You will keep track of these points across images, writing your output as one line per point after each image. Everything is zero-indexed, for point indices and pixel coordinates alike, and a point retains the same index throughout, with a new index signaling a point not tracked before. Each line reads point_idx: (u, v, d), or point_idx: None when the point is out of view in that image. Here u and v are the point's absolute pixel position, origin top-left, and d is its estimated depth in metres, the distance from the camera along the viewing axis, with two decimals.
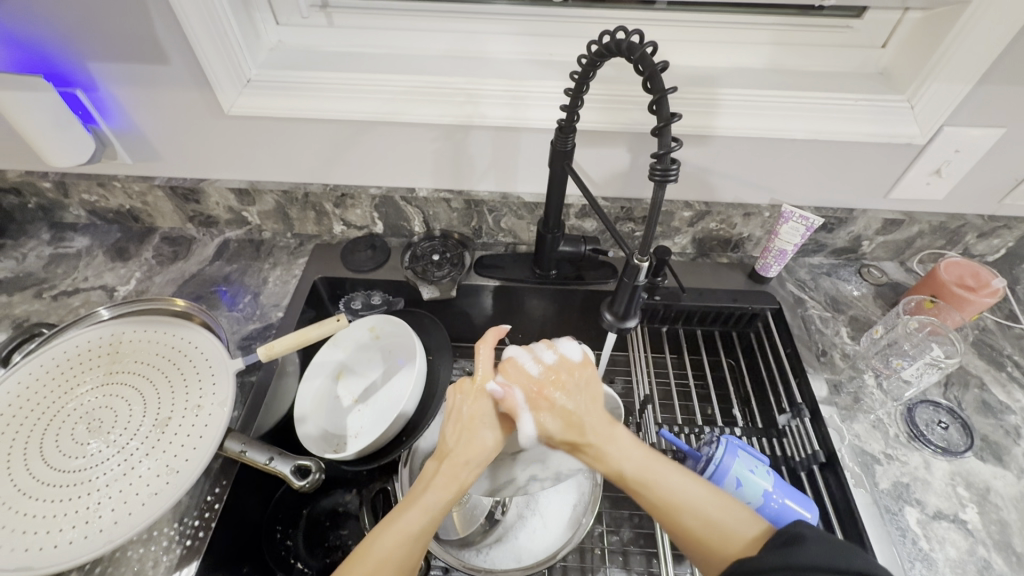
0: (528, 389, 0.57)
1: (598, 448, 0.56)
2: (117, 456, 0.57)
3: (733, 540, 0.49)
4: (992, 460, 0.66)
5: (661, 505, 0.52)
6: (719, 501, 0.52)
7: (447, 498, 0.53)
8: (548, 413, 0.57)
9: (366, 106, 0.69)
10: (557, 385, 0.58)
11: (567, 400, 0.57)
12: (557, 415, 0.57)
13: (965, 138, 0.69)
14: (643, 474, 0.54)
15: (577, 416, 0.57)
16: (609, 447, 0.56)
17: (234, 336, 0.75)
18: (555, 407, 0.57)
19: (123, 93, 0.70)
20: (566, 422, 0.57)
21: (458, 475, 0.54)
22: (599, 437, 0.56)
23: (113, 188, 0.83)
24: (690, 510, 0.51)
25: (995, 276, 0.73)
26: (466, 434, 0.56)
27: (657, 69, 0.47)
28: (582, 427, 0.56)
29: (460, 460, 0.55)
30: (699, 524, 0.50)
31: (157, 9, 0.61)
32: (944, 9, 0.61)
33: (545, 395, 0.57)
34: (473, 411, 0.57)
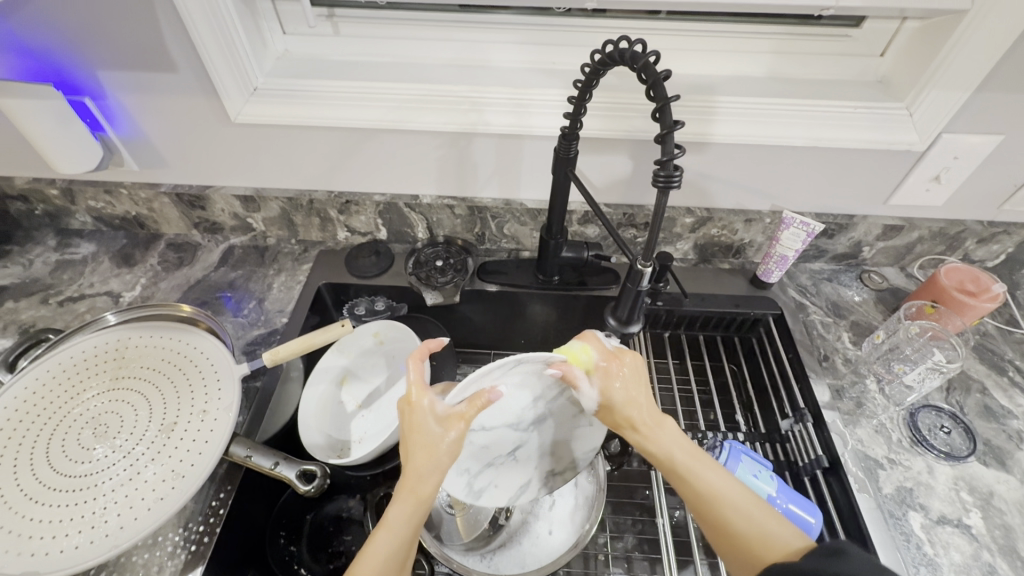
0: (598, 362, 0.54)
1: (649, 431, 0.53)
2: (123, 461, 0.57)
3: (773, 544, 0.47)
4: (995, 464, 0.66)
5: (705, 496, 0.51)
6: (763, 505, 0.51)
7: (410, 514, 0.48)
8: (616, 389, 0.53)
9: (371, 114, 0.70)
10: (624, 364, 0.54)
11: (631, 376, 0.54)
12: (619, 392, 0.53)
13: (964, 145, 0.70)
14: (691, 466, 0.52)
15: (638, 398, 0.54)
16: (658, 432, 0.54)
17: (238, 342, 0.76)
18: (619, 384, 0.53)
19: (131, 100, 0.71)
20: (626, 402, 0.53)
21: (414, 488, 0.48)
22: (652, 420, 0.54)
23: (120, 195, 0.84)
24: (733, 507, 0.50)
25: (995, 281, 0.74)
26: (414, 448, 0.49)
27: (660, 77, 0.48)
28: (639, 409, 0.53)
29: (412, 476, 0.49)
30: (743, 523, 0.49)
31: (167, 20, 0.62)
32: (940, 19, 0.62)
33: (614, 369, 0.54)
34: (415, 422, 0.49)
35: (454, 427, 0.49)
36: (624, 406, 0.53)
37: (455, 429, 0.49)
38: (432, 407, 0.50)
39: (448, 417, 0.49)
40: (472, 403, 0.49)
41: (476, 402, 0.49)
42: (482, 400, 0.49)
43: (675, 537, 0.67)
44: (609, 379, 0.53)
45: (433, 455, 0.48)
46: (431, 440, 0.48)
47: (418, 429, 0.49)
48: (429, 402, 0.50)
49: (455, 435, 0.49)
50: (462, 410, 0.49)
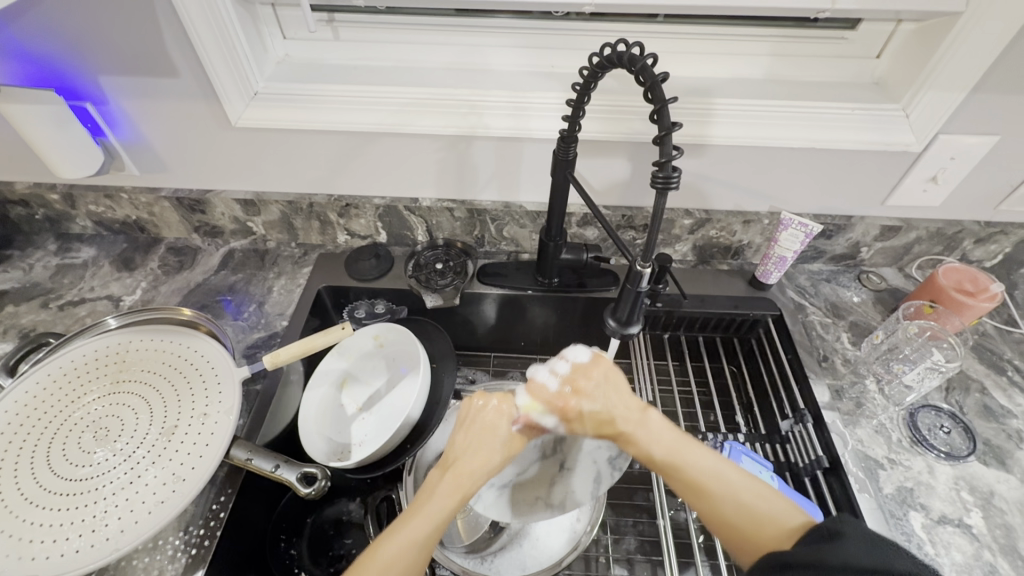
0: (551, 406, 0.55)
1: (629, 434, 0.54)
2: (124, 465, 0.57)
3: (769, 526, 0.47)
4: (994, 464, 0.66)
5: (694, 483, 0.51)
6: (756, 486, 0.51)
7: (452, 510, 0.51)
8: (580, 423, 0.55)
9: (370, 118, 0.71)
10: (579, 395, 0.55)
11: (596, 397, 0.55)
12: (584, 421, 0.55)
13: (961, 145, 0.70)
14: (677, 458, 0.53)
15: (606, 413, 0.55)
16: (640, 432, 0.54)
17: (238, 345, 0.76)
18: (580, 416, 0.55)
19: (131, 105, 0.72)
20: (597, 420, 0.55)
21: (464, 486, 0.52)
22: (630, 425, 0.55)
23: (120, 199, 0.84)
24: (722, 492, 0.50)
25: (993, 280, 0.74)
26: (477, 447, 0.54)
27: (658, 79, 0.48)
28: (612, 421, 0.55)
29: (467, 474, 0.53)
30: (732, 508, 0.49)
31: (169, 26, 0.63)
32: (935, 22, 0.63)
33: (569, 408, 0.54)
34: (488, 427, 0.55)
35: (514, 441, 0.55)
36: (596, 425, 0.55)
37: (513, 446, 0.55)
38: (507, 420, 0.55)
39: (509, 435, 0.55)
40: (530, 425, 0.55)
41: (532, 425, 0.55)
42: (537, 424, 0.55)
43: (676, 538, 0.67)
44: (570, 417, 0.55)
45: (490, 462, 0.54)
46: (496, 449, 0.54)
47: (492, 433, 0.55)
48: (509, 413, 0.56)
49: (511, 451, 0.55)
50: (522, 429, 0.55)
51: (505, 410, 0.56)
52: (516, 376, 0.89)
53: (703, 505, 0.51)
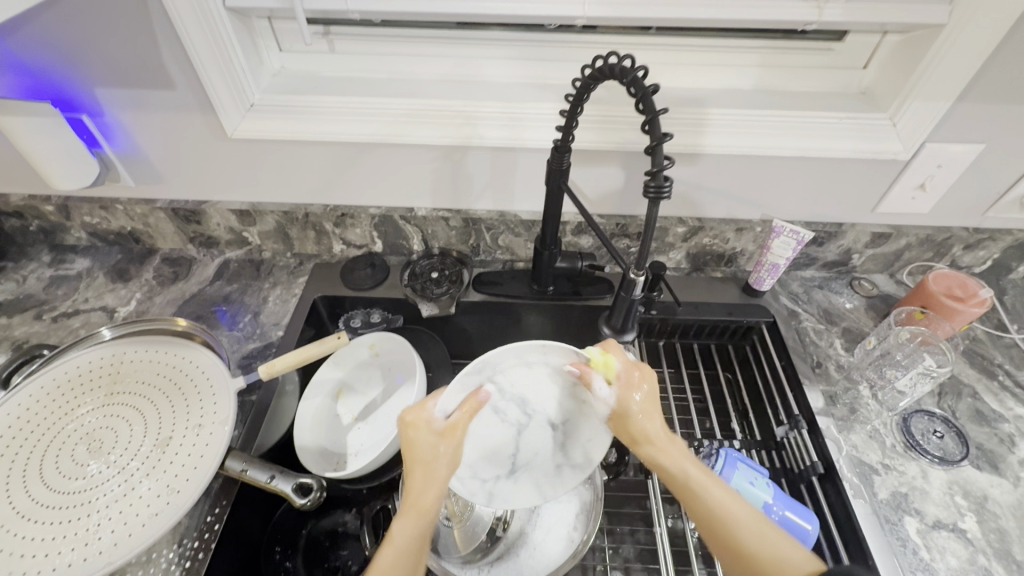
0: (620, 370, 0.56)
1: (663, 445, 0.55)
2: (117, 477, 0.57)
3: (783, 564, 0.47)
4: (987, 468, 0.66)
5: (716, 512, 0.51)
6: (773, 525, 0.51)
7: (415, 527, 0.50)
8: (635, 399, 0.55)
9: (366, 129, 0.71)
10: (645, 376, 0.56)
11: (654, 386, 0.56)
12: (638, 400, 0.55)
13: (948, 153, 0.72)
14: (702, 484, 0.53)
15: (657, 407, 0.56)
16: (672, 448, 0.55)
17: (234, 355, 0.76)
18: (638, 395, 0.55)
19: (127, 117, 0.72)
20: (643, 412, 0.55)
21: (417, 500, 0.50)
22: (666, 436, 0.55)
23: (115, 210, 0.84)
24: (740, 523, 0.50)
25: (982, 286, 0.75)
26: (415, 461, 0.52)
27: (648, 91, 0.49)
28: (656, 421, 0.56)
29: (416, 490, 0.51)
30: (752, 540, 0.49)
31: (166, 40, 0.63)
32: (920, 33, 0.64)
33: (636, 379, 0.56)
34: (416, 437, 0.52)
35: (450, 438, 0.53)
36: (640, 415, 0.55)
37: (452, 440, 0.53)
38: (432, 421, 0.53)
39: (445, 429, 0.53)
40: (466, 409, 0.54)
41: (467, 408, 0.55)
42: (474, 404, 0.55)
43: (673, 546, 0.67)
44: (629, 388, 0.55)
45: (433, 466, 0.52)
46: (432, 453, 0.52)
47: (418, 445, 0.52)
48: (428, 417, 0.53)
49: (452, 446, 0.53)
50: (457, 420, 0.54)
51: (426, 417, 0.53)
52: None
53: (720, 535, 0.50)
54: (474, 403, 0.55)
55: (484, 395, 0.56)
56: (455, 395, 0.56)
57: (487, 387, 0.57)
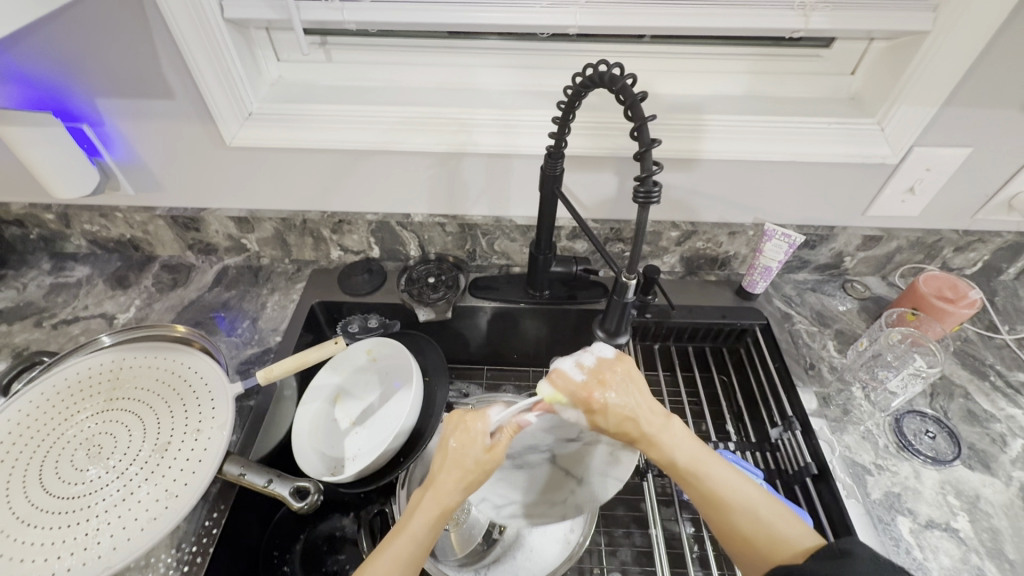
0: (574, 397, 0.52)
1: (652, 437, 0.53)
2: (116, 482, 0.57)
3: (782, 544, 0.48)
4: (979, 468, 0.67)
5: (710, 495, 0.51)
6: (772, 503, 0.51)
7: (433, 525, 0.51)
8: (603, 416, 0.53)
9: (362, 136, 0.72)
10: (603, 388, 0.53)
11: (621, 393, 0.53)
12: (607, 416, 0.53)
13: (936, 156, 0.73)
14: (696, 469, 0.52)
15: (630, 412, 0.53)
16: (664, 436, 0.54)
17: (232, 361, 0.76)
18: (602, 411, 0.52)
19: (127, 126, 0.73)
20: (619, 418, 0.53)
21: (443, 499, 0.51)
22: (654, 427, 0.54)
23: (115, 218, 0.85)
24: (738, 508, 0.50)
25: (972, 287, 0.76)
26: (452, 464, 0.52)
27: (637, 98, 0.50)
28: (635, 421, 0.53)
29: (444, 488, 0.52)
30: (747, 521, 0.50)
31: (166, 52, 0.65)
32: (906, 39, 0.66)
33: (593, 401, 0.52)
34: (461, 442, 0.53)
35: (492, 455, 0.52)
36: (617, 424, 0.53)
37: (492, 460, 0.52)
38: (481, 434, 0.53)
39: (490, 449, 0.52)
40: (506, 432, 0.52)
41: (508, 429, 0.53)
42: (518, 427, 0.53)
43: (669, 548, 0.67)
44: (592, 410, 0.52)
45: (468, 473, 0.52)
46: (471, 462, 0.52)
47: (463, 451, 0.52)
48: (481, 429, 0.53)
49: (493, 465, 0.52)
50: (498, 438, 0.52)
51: (478, 431, 0.53)
52: (510, 389, 0.89)
53: (716, 518, 0.51)
54: (519, 425, 0.53)
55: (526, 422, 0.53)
56: (500, 411, 0.54)
57: (526, 415, 0.53)
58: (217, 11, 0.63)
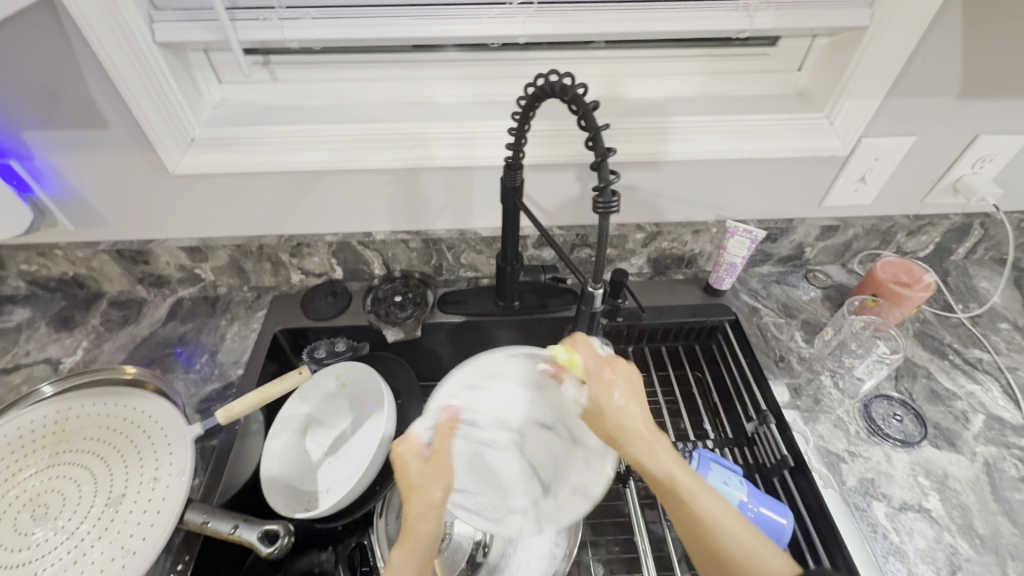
0: (588, 368, 0.53)
1: (651, 447, 0.51)
2: (66, 543, 0.53)
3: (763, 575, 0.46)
4: (946, 446, 0.69)
5: (702, 521, 0.49)
6: (751, 527, 0.49)
7: (413, 552, 0.50)
8: (609, 397, 0.53)
9: (315, 156, 0.70)
10: (614, 372, 0.54)
11: (623, 388, 0.54)
12: (610, 402, 0.53)
13: (882, 147, 0.75)
14: (694, 490, 0.50)
15: (633, 411, 0.53)
16: (661, 450, 0.52)
17: (191, 400, 0.72)
18: (609, 394, 0.53)
19: (61, 159, 0.69)
20: (620, 413, 0.53)
21: (414, 528, 0.50)
22: (652, 437, 0.52)
23: (55, 256, 0.79)
24: (728, 537, 0.48)
25: (926, 271, 0.79)
26: (408, 488, 0.51)
27: (588, 107, 0.49)
28: (636, 420, 0.53)
29: (412, 516, 0.50)
30: (738, 553, 0.47)
31: (98, 84, 0.62)
32: (845, 36, 0.68)
33: (604, 379, 0.53)
34: (404, 468, 0.51)
35: (432, 467, 0.50)
36: (618, 417, 0.52)
37: (440, 466, 0.50)
38: (420, 448, 0.52)
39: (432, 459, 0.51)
40: (442, 435, 0.52)
41: (444, 430, 0.52)
42: (449, 424, 0.52)
43: (656, 551, 0.66)
44: (601, 386, 0.53)
45: (424, 495, 0.50)
46: (420, 481, 0.50)
47: (408, 473, 0.51)
48: (416, 445, 0.52)
49: (440, 472, 0.50)
50: (438, 443, 0.52)
51: (415, 450, 0.52)
52: None
53: (705, 544, 0.48)
54: (450, 419, 0.52)
55: (457, 412, 0.53)
56: (429, 419, 0.53)
57: (448, 403, 0.53)
58: (140, 21, 0.59)
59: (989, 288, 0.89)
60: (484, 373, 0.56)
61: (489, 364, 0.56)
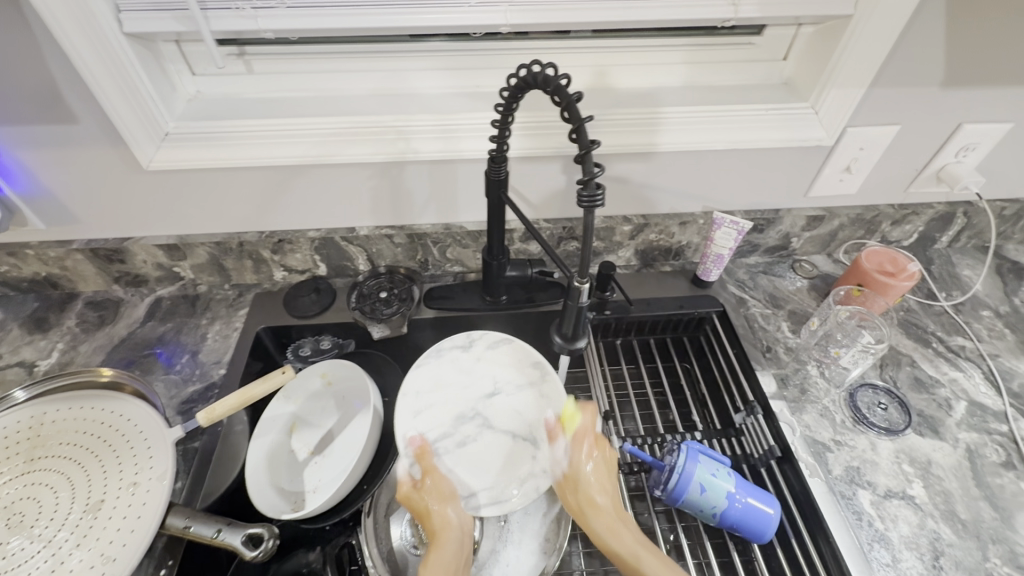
0: (580, 434, 0.61)
1: (614, 524, 0.58)
2: (43, 552, 0.52)
3: None
4: (929, 434, 0.70)
5: None
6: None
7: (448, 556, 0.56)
8: (589, 467, 0.60)
9: (294, 151, 0.68)
10: (598, 448, 0.61)
11: (600, 465, 0.60)
12: (588, 474, 0.59)
13: (867, 137, 0.75)
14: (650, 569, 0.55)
15: (605, 487, 0.59)
16: (622, 531, 0.58)
17: (172, 402, 0.71)
18: (588, 468, 0.60)
19: (29, 155, 0.66)
20: (595, 487, 0.59)
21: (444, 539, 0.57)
22: (616, 518, 0.58)
23: (25, 256, 0.77)
24: None
25: (912, 260, 0.79)
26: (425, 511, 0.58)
27: (572, 99, 0.48)
28: (606, 496, 0.59)
29: (438, 535, 0.57)
30: None
31: (64, 77, 0.59)
32: (830, 24, 0.67)
33: (587, 453, 0.60)
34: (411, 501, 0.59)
35: (428, 484, 0.59)
36: (590, 490, 0.59)
37: (436, 477, 0.59)
38: (413, 479, 0.60)
39: (426, 478, 0.59)
40: (420, 456, 0.60)
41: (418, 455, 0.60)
42: (419, 446, 0.61)
43: None
44: (580, 459, 0.60)
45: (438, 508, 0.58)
46: (427, 499, 0.58)
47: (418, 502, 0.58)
48: (410, 479, 0.60)
49: (439, 482, 0.59)
50: (423, 464, 0.60)
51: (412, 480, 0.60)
52: None
53: None
54: (417, 446, 0.61)
55: (419, 439, 0.62)
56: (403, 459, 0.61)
57: (410, 437, 0.62)
58: (106, 12, 0.56)
59: (971, 275, 0.90)
60: (419, 397, 0.65)
61: (418, 388, 0.66)
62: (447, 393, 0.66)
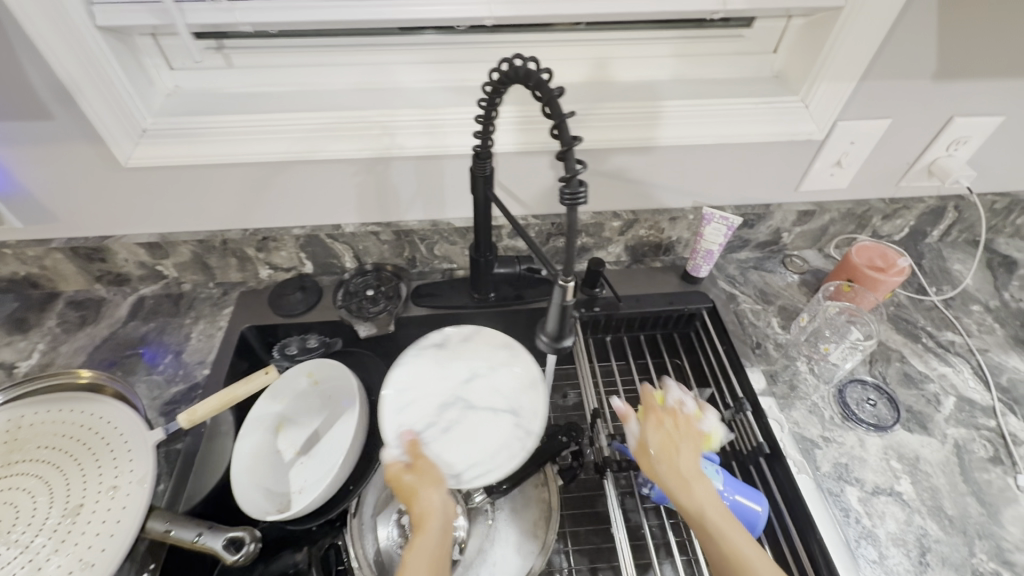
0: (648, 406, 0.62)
1: (687, 485, 0.56)
2: (20, 557, 0.51)
3: None
4: (918, 429, 0.70)
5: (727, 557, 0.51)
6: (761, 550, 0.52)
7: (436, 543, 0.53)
8: (659, 433, 0.60)
9: (276, 147, 0.67)
10: (670, 416, 0.61)
11: (676, 432, 0.60)
12: (658, 437, 0.59)
13: (857, 131, 0.74)
14: (717, 527, 0.53)
15: (677, 453, 0.58)
16: (698, 490, 0.55)
17: (154, 403, 0.70)
18: (659, 434, 0.60)
19: (3, 152, 0.65)
20: (665, 452, 0.58)
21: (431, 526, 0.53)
22: (691, 480, 0.56)
23: (3, 255, 0.75)
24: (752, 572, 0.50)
25: (901, 256, 0.79)
26: (415, 500, 0.54)
27: (553, 94, 0.46)
28: (678, 461, 0.57)
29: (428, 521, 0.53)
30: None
31: (37, 71, 0.58)
32: (820, 16, 0.66)
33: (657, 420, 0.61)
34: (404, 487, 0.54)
35: (420, 472, 0.55)
36: (659, 452, 0.58)
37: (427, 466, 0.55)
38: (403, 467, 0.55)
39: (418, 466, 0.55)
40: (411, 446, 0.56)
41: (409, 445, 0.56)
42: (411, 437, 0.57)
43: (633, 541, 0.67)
44: (650, 424, 0.60)
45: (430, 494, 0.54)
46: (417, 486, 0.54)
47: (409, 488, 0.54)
48: (399, 465, 0.55)
49: (431, 472, 0.55)
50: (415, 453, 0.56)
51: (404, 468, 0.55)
52: None
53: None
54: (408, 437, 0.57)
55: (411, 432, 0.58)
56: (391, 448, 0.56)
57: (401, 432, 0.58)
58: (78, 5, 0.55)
59: (962, 270, 0.90)
60: (402, 393, 0.60)
61: (401, 382, 0.61)
62: (425, 383, 0.61)
